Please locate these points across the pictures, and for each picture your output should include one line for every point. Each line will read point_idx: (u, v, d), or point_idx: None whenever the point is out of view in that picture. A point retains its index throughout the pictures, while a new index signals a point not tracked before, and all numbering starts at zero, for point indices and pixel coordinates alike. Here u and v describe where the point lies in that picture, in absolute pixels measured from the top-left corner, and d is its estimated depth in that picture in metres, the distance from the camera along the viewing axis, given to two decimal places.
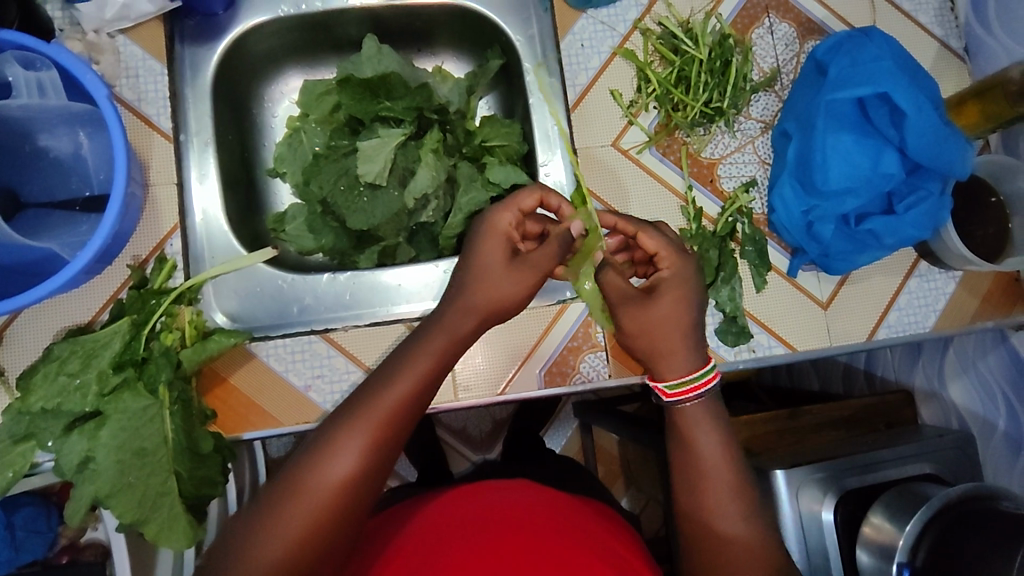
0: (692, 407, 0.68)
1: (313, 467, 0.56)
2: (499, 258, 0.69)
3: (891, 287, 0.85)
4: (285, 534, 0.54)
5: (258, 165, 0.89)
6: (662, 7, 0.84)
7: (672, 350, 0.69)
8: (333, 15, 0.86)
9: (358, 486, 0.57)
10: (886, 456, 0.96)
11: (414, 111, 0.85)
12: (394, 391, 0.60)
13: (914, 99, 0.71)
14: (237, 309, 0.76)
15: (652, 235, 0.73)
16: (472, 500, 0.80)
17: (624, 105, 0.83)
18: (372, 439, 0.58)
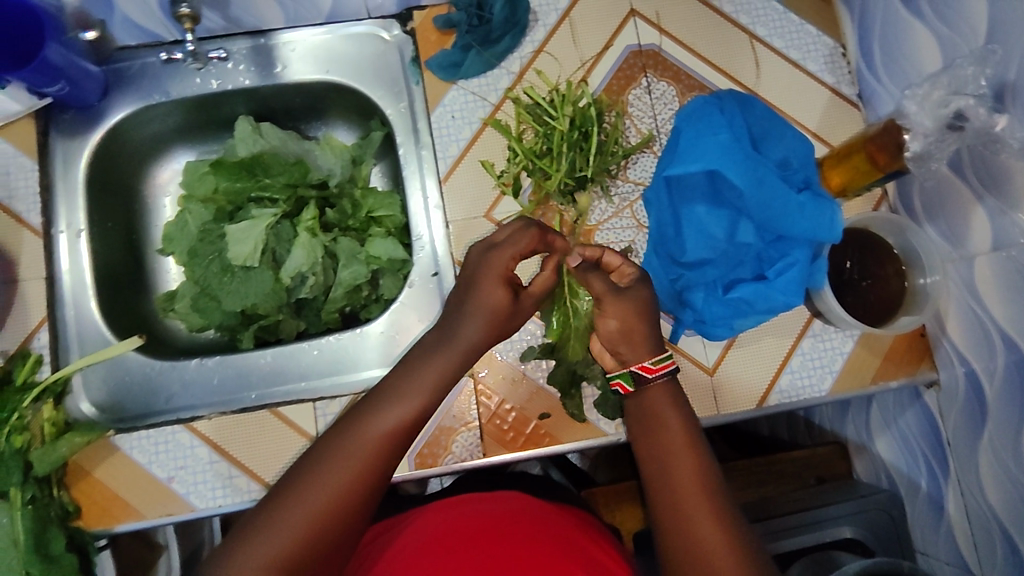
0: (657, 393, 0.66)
1: (338, 444, 0.57)
2: (501, 302, 0.64)
3: (784, 348, 0.82)
4: (300, 516, 0.53)
5: (147, 246, 0.91)
6: (532, 75, 0.84)
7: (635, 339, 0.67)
8: (216, 97, 0.87)
9: (383, 469, 0.57)
10: (821, 516, 0.94)
11: (291, 189, 0.85)
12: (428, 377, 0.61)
13: (755, 171, 0.69)
14: (106, 400, 0.77)
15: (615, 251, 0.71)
16: (441, 513, 0.75)
17: (495, 176, 0.82)
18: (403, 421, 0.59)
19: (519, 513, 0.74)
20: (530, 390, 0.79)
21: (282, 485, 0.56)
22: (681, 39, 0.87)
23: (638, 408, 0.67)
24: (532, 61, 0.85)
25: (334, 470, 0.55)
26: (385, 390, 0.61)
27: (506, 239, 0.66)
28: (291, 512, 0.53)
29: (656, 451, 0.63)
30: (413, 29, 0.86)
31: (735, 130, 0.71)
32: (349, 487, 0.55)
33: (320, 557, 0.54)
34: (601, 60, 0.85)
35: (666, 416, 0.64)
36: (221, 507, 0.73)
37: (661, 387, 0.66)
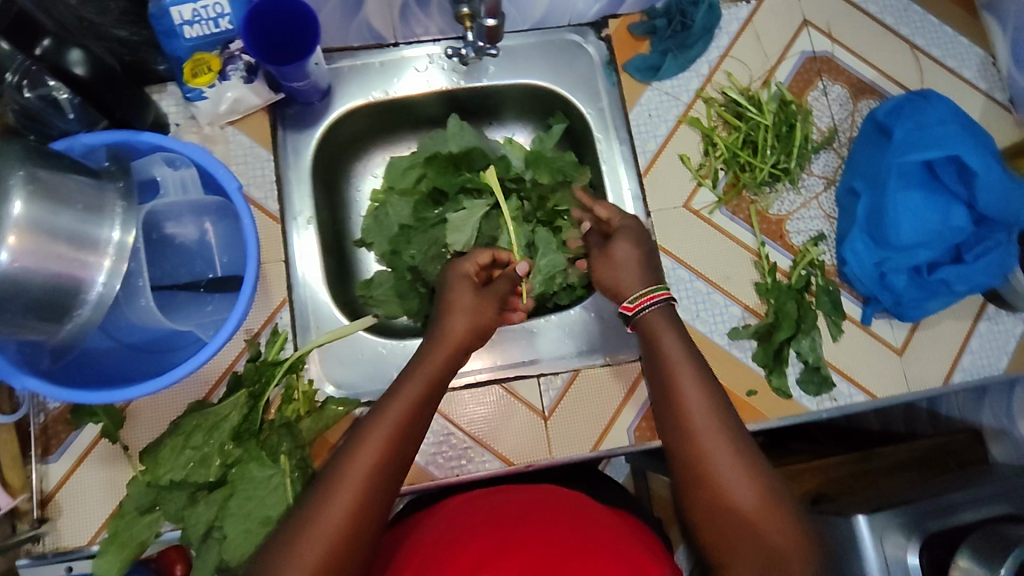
0: (653, 312, 0.72)
1: (296, 548, 0.54)
2: (467, 290, 0.77)
3: (963, 331, 0.88)
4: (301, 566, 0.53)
5: (346, 236, 0.95)
6: (722, 77, 0.91)
7: (626, 279, 0.77)
8: (416, 98, 0.92)
9: (371, 508, 0.57)
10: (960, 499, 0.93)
11: (495, 182, 0.91)
12: (363, 459, 0.58)
13: (982, 160, 0.76)
14: (342, 377, 0.80)
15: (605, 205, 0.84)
16: (461, 510, 0.71)
17: (693, 169, 0.88)
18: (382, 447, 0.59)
19: (535, 501, 0.70)
20: (737, 369, 0.83)
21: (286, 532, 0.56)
22: (852, 47, 0.94)
23: (669, 417, 0.64)
24: (719, 65, 0.92)
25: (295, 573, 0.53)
26: (328, 474, 0.58)
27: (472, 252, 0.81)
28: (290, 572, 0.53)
29: (702, 486, 0.60)
30: (608, 36, 0.93)
31: (954, 122, 0.78)
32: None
33: None
34: (784, 62, 0.93)
35: (716, 451, 0.61)
36: (460, 476, 0.80)
37: (659, 312, 0.72)
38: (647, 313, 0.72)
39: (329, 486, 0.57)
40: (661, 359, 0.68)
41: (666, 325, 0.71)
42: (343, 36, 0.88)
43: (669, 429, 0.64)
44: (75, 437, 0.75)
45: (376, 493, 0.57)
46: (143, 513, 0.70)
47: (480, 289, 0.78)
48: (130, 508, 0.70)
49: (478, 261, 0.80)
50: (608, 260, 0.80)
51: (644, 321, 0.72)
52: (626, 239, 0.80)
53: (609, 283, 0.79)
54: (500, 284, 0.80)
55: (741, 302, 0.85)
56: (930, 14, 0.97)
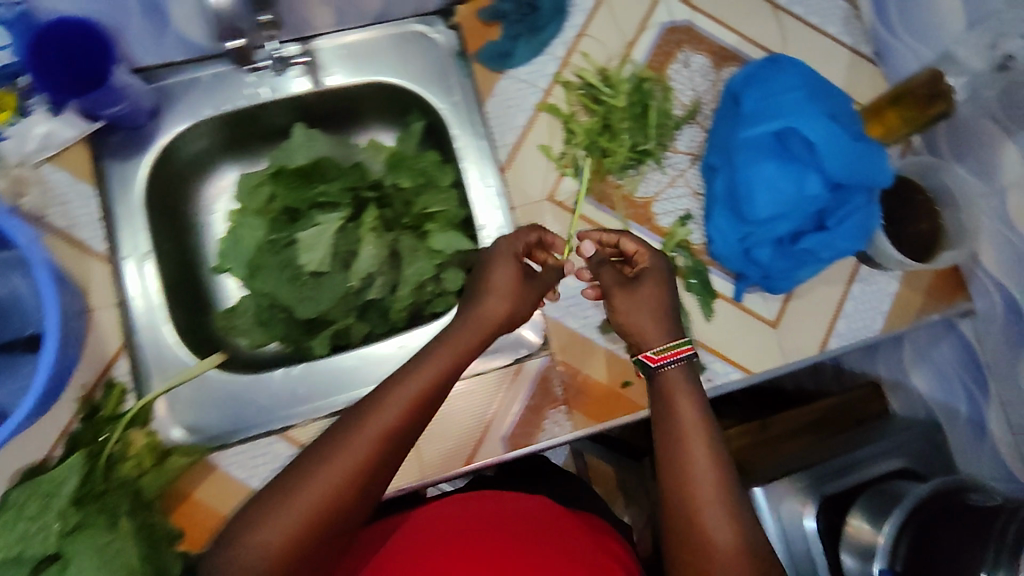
0: (675, 370, 0.69)
1: (281, 505, 0.55)
2: (513, 275, 0.73)
3: (836, 295, 0.87)
4: (298, 511, 0.54)
5: (200, 265, 0.89)
6: (579, 58, 0.86)
7: (648, 329, 0.72)
8: (259, 109, 0.86)
9: (383, 462, 0.58)
10: (860, 455, 0.97)
11: (351, 192, 0.85)
12: (392, 413, 0.60)
13: (823, 127, 0.73)
14: (192, 420, 0.75)
15: (631, 238, 0.76)
16: (428, 525, 0.72)
17: (554, 158, 0.84)
18: (406, 407, 0.61)
19: (503, 515, 0.72)
20: (609, 361, 0.81)
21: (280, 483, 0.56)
22: (712, 13, 0.91)
23: (668, 475, 0.63)
24: (575, 45, 0.87)
25: (278, 529, 0.54)
26: (343, 426, 0.59)
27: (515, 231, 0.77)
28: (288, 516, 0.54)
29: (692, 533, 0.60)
30: (456, 23, 0.87)
31: (799, 87, 0.76)
32: (308, 524, 0.54)
33: (319, 543, 0.55)
34: (642, 36, 0.88)
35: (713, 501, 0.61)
36: None
37: (679, 370, 0.69)
38: (666, 368, 0.69)
39: (324, 448, 0.58)
40: (673, 420, 0.66)
41: (687, 387, 0.68)
42: (167, 49, 0.82)
43: (671, 487, 0.63)
44: None
45: (391, 450, 0.59)
46: None
47: (522, 279, 0.74)
48: None
49: (524, 240, 0.76)
50: (625, 297, 0.74)
51: (663, 376, 0.69)
52: (652, 279, 0.75)
53: (631, 328, 0.74)
54: (546, 273, 0.77)
55: None
56: None
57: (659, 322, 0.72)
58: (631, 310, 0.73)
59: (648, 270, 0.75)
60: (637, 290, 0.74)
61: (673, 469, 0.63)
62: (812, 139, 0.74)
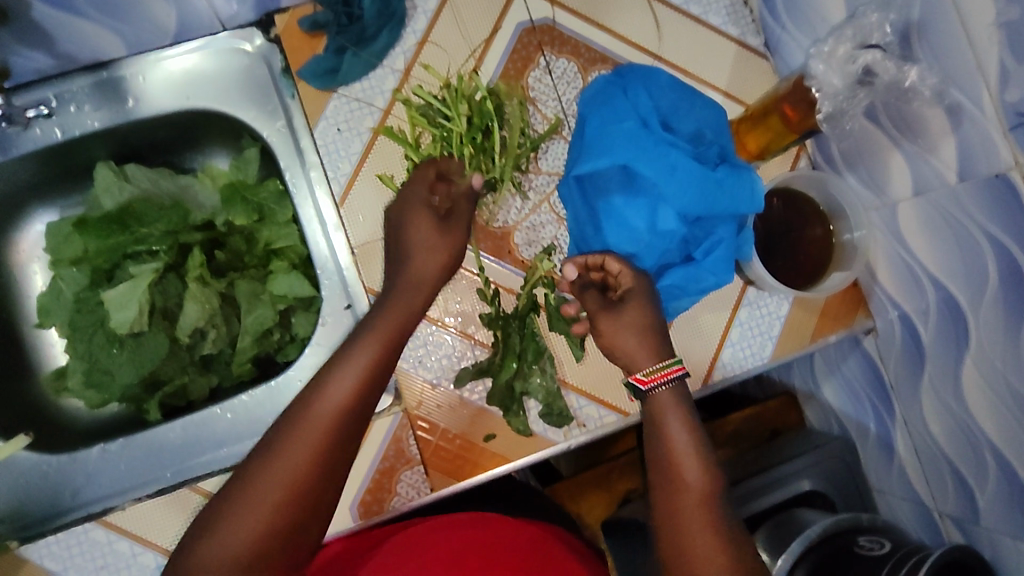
0: (665, 392, 0.62)
1: (234, 511, 0.50)
2: (426, 224, 0.68)
3: (722, 323, 0.80)
4: (267, 502, 0.50)
5: (23, 323, 0.81)
6: (418, 71, 0.77)
7: (634, 351, 0.64)
8: (78, 142, 0.76)
9: (347, 439, 0.54)
10: (771, 477, 0.93)
11: (173, 236, 0.77)
12: (327, 403, 0.54)
13: (665, 158, 0.65)
14: (2, 509, 0.69)
15: (615, 257, 0.66)
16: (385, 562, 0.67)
17: (396, 190, 0.75)
18: (363, 377, 0.56)
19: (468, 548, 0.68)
20: (470, 413, 0.75)
21: (254, 468, 0.52)
22: (577, 9, 0.80)
23: (662, 494, 0.59)
24: (417, 55, 0.77)
25: (246, 526, 0.50)
26: (302, 407, 0.54)
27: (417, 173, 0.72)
28: (245, 513, 0.50)
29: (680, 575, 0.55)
30: (277, 36, 0.77)
31: (639, 112, 0.67)
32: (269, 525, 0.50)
33: (299, 529, 0.52)
34: (495, 40, 0.78)
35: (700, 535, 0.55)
36: None
37: (671, 393, 0.62)
38: (658, 392, 0.62)
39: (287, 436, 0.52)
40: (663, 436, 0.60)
41: (676, 406, 0.61)
42: None
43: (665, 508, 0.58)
44: None
45: (350, 428, 0.54)
46: None
47: (440, 223, 0.69)
48: None
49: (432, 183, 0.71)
50: (608, 322, 0.65)
51: (653, 399, 0.62)
52: (635, 301, 0.65)
53: (616, 352, 0.65)
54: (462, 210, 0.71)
55: (469, 335, 0.75)
56: None
57: (649, 348, 0.64)
58: (620, 333, 0.64)
59: (629, 291, 0.66)
60: (621, 317, 0.65)
61: (669, 504, 0.58)
62: (649, 174, 0.65)
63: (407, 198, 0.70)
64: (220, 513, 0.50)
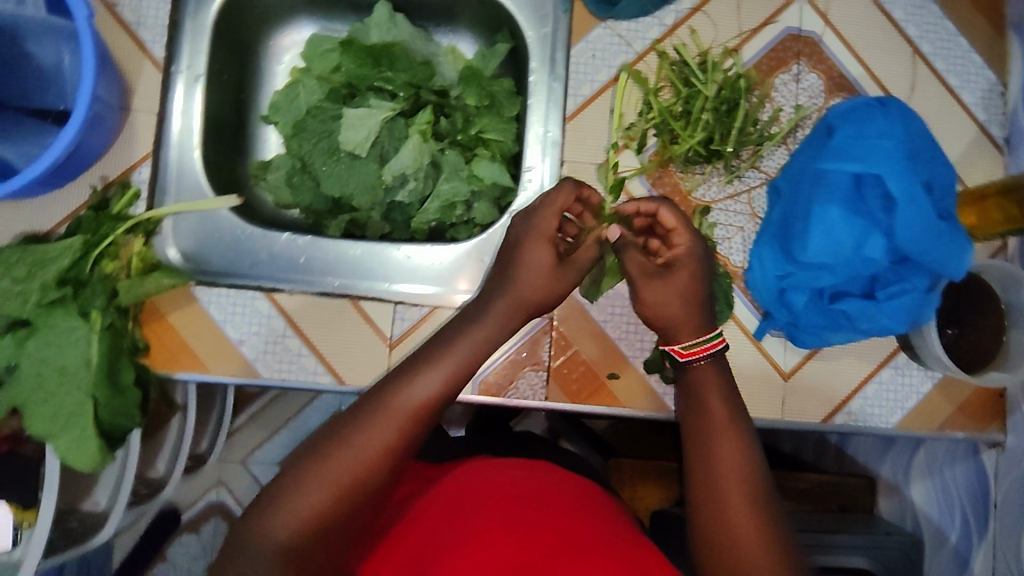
0: (703, 366, 0.68)
1: (310, 482, 0.58)
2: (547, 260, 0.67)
3: (863, 373, 0.80)
4: (336, 474, 0.58)
5: (252, 110, 0.89)
6: (684, 32, 0.81)
7: (678, 318, 0.69)
8: None
9: (413, 439, 0.61)
10: (840, 540, 0.91)
11: (413, 88, 0.84)
12: (404, 403, 0.60)
13: (909, 186, 0.67)
14: (192, 249, 0.76)
15: (673, 211, 0.72)
16: (462, 480, 0.76)
17: (622, 127, 0.79)
18: (442, 381, 0.62)
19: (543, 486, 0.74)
20: (605, 347, 0.78)
21: (330, 442, 0.60)
22: (844, 34, 0.83)
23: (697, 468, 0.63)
24: (687, 19, 0.81)
25: (312, 497, 0.58)
26: (381, 398, 0.61)
27: (552, 199, 0.70)
28: (318, 479, 0.58)
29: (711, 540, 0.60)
30: None
31: (898, 138, 0.69)
32: (334, 500, 0.58)
33: (358, 509, 0.59)
34: (760, 34, 0.82)
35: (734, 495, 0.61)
36: (285, 380, 0.74)
37: (710, 368, 0.68)
38: (696, 365, 0.68)
39: (359, 426, 0.59)
40: (702, 417, 0.65)
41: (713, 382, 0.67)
42: None
43: (702, 477, 0.62)
44: None
45: (417, 430, 0.61)
46: None
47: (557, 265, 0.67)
48: None
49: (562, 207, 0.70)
50: (658, 287, 0.69)
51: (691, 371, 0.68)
52: (684, 267, 0.70)
53: (658, 317, 0.70)
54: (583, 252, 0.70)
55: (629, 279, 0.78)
56: (946, 20, 0.84)
57: (694, 321, 0.69)
58: (666, 299, 0.69)
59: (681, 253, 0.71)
60: (669, 282, 0.69)
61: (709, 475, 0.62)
62: (894, 193, 0.67)
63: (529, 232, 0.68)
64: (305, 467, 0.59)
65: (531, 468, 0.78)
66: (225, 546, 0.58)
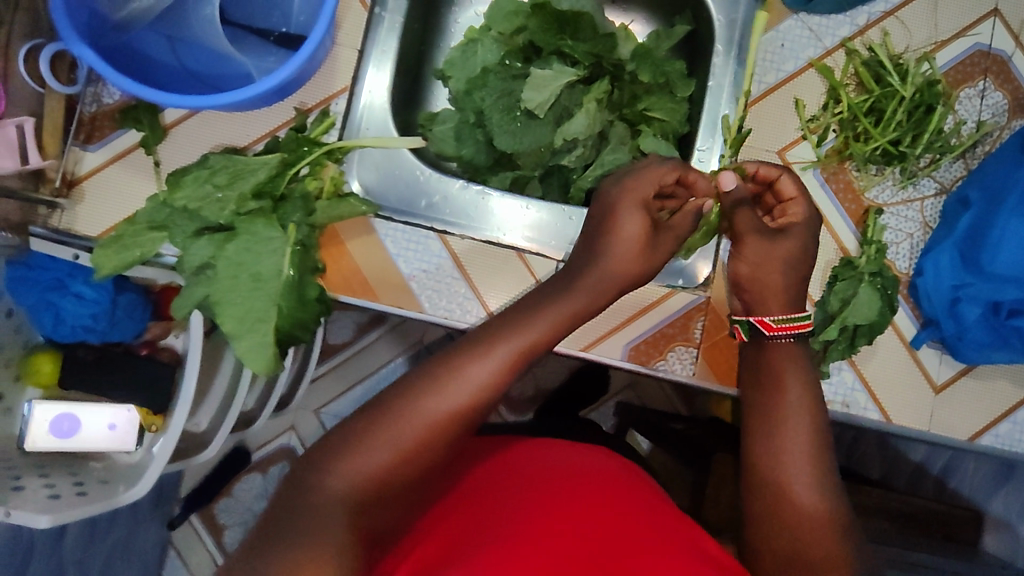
0: (789, 343, 0.73)
1: (368, 443, 0.55)
2: (640, 229, 0.70)
3: (1014, 399, 0.78)
4: (394, 443, 0.55)
5: (428, 63, 0.92)
6: (877, 34, 0.81)
7: (774, 296, 0.75)
8: None
9: (474, 419, 0.59)
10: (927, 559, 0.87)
11: (593, 58, 0.83)
12: (471, 379, 0.59)
13: None
14: (373, 184, 0.80)
15: (793, 181, 0.75)
16: (510, 458, 0.76)
17: (804, 118, 0.80)
18: (509, 362, 0.60)
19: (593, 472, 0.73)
20: None
21: (392, 406, 0.57)
22: None
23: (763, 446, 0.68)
24: (880, 21, 0.81)
25: (369, 462, 0.54)
26: (446, 368, 0.59)
27: (656, 169, 0.71)
28: (377, 445, 0.55)
29: (775, 504, 0.64)
30: None
31: None
32: (391, 468, 0.55)
33: (410, 484, 0.57)
34: (951, 45, 0.81)
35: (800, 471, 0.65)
36: (446, 320, 0.77)
37: (793, 346, 0.73)
38: (781, 342, 0.73)
39: (420, 395, 0.57)
40: (775, 400, 0.70)
41: (791, 364, 0.72)
42: None
43: (763, 461, 0.67)
44: (119, 136, 0.77)
45: (480, 410, 0.59)
46: (153, 229, 0.71)
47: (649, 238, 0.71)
48: (141, 220, 0.72)
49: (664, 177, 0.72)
50: (759, 248, 0.75)
51: (775, 345, 0.73)
52: (791, 240, 0.75)
53: (751, 286, 0.76)
54: (681, 218, 0.74)
55: None
56: None
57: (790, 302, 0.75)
58: (760, 270, 0.75)
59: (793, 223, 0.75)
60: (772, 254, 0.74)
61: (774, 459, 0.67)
62: None
63: (623, 197, 0.71)
64: (362, 427, 0.56)
65: (577, 446, 0.79)
66: (275, 498, 0.54)
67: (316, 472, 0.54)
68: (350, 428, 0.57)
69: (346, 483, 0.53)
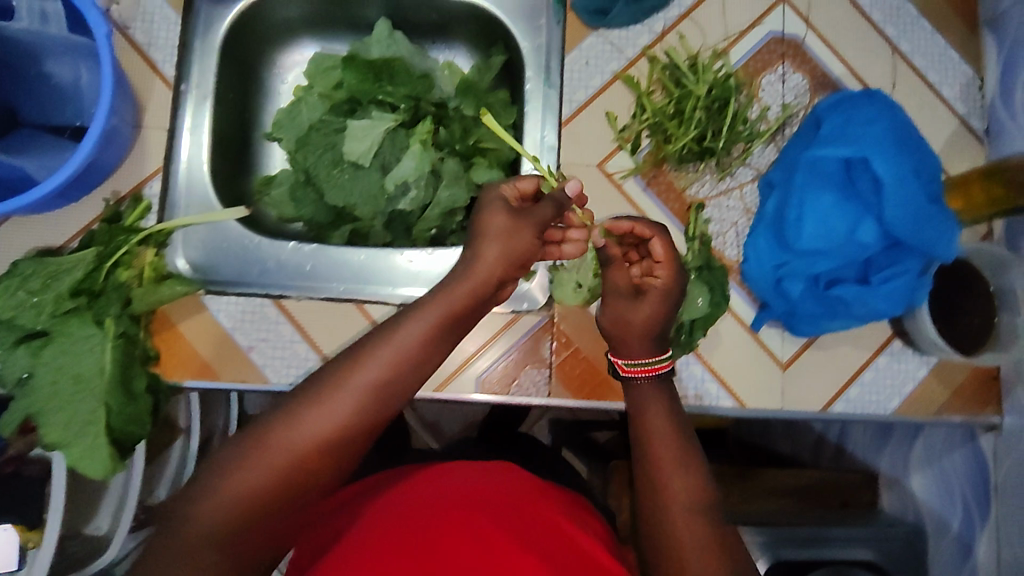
0: (645, 384, 0.67)
1: (247, 464, 0.51)
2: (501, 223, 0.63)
3: (857, 362, 0.81)
4: (272, 460, 0.51)
5: (257, 128, 0.92)
6: (673, 38, 0.85)
7: (631, 341, 0.69)
8: None
9: (371, 421, 0.54)
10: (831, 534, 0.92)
11: (413, 100, 0.85)
12: (362, 384, 0.53)
13: (898, 169, 0.72)
14: (201, 261, 0.79)
15: (665, 243, 0.69)
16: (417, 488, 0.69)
17: (616, 129, 0.82)
18: (399, 362, 0.55)
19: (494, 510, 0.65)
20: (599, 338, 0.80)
21: (271, 426, 0.52)
22: (825, 36, 0.86)
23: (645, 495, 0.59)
24: (675, 25, 0.85)
25: (247, 483, 0.50)
26: (334, 374, 0.54)
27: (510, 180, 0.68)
28: (257, 467, 0.51)
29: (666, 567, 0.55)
30: None
31: (884, 121, 0.74)
32: (270, 487, 0.51)
33: (294, 499, 0.52)
34: (744, 39, 0.85)
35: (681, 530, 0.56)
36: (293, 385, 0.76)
37: (651, 386, 0.66)
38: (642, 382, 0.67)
39: (301, 407, 0.52)
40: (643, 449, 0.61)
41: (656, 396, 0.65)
42: None
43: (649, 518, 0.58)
44: None
45: (375, 410, 0.54)
46: None
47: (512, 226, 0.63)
48: None
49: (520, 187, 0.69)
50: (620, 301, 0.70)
51: (634, 387, 0.68)
52: (656, 294, 0.69)
53: (615, 331, 0.71)
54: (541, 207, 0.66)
55: None
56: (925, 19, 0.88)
57: (650, 343, 0.68)
58: (624, 320, 0.69)
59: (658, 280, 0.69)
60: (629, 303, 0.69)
61: (658, 532, 0.57)
62: (883, 176, 0.72)
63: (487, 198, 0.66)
64: (239, 449, 0.51)
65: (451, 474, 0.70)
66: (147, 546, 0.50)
67: (188, 506, 0.50)
68: (227, 453, 0.52)
69: (219, 511, 0.49)
